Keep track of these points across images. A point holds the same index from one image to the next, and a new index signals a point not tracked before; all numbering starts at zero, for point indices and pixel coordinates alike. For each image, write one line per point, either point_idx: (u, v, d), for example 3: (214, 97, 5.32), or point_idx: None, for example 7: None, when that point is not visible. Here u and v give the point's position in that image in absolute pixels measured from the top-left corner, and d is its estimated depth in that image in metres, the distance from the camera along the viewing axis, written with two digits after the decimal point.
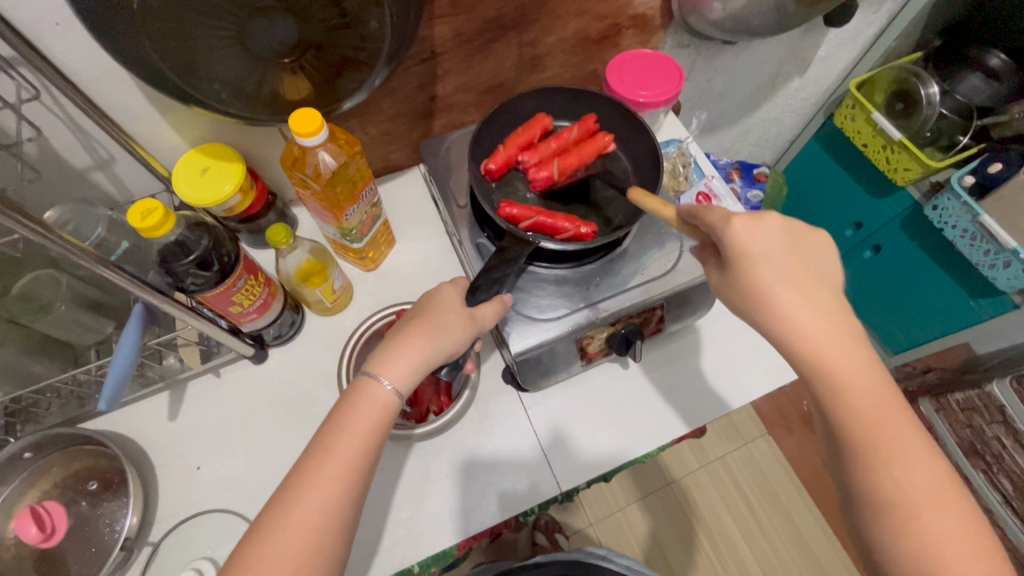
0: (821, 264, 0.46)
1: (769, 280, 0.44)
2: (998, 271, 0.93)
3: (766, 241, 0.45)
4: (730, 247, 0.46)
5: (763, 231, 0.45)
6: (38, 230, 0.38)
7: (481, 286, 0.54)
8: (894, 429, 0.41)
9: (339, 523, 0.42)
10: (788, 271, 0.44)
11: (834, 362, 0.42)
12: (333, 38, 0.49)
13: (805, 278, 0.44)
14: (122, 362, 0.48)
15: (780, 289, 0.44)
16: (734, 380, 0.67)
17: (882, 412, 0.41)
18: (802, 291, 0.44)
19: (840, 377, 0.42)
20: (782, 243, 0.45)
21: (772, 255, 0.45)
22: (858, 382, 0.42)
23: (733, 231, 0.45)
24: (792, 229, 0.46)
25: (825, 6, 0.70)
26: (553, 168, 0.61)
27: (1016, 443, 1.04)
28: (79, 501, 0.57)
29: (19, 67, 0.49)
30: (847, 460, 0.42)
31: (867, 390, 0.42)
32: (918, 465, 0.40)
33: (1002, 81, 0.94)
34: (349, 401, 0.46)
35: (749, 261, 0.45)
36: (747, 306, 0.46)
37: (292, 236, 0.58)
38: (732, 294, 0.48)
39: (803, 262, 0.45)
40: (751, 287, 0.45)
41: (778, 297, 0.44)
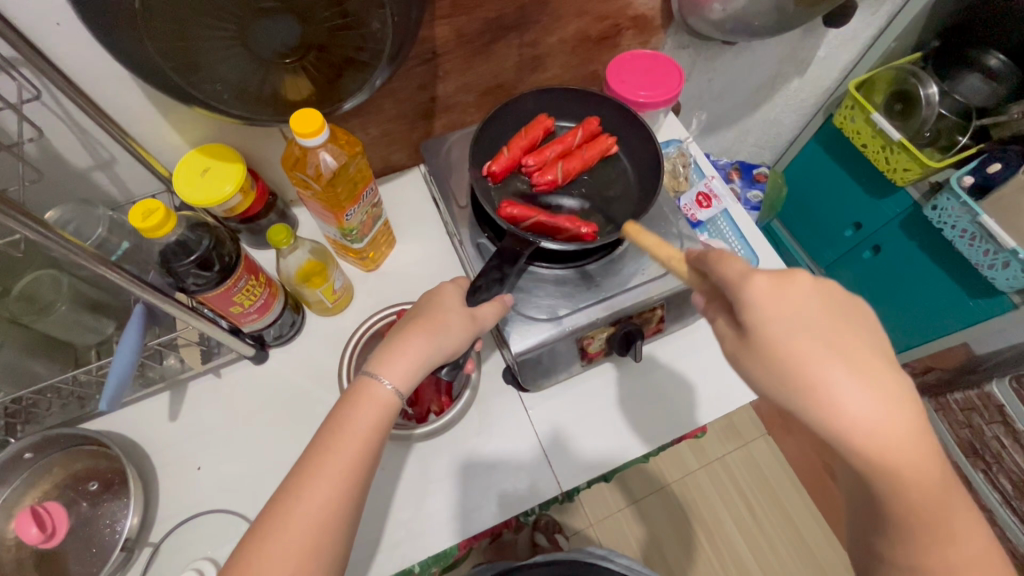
0: (866, 327, 0.37)
1: (818, 359, 0.35)
2: (998, 271, 0.93)
3: (802, 307, 0.36)
4: (760, 314, 0.36)
5: (794, 293, 0.37)
6: (38, 230, 0.38)
7: (481, 286, 0.54)
8: (945, 507, 0.36)
9: (339, 524, 0.42)
10: (835, 346, 0.35)
11: (903, 458, 0.34)
12: (335, 39, 0.49)
13: (857, 353, 0.35)
14: (123, 363, 0.48)
15: (833, 371, 0.34)
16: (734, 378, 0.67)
17: (941, 496, 0.36)
18: (862, 372, 0.34)
19: (905, 472, 0.34)
20: (819, 307, 0.36)
21: (812, 325, 0.36)
22: (925, 474, 0.35)
23: (762, 295, 0.36)
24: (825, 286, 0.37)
25: (825, 7, 0.70)
26: (557, 172, 0.63)
27: (1016, 443, 1.05)
28: (80, 501, 0.57)
29: (21, 68, 0.49)
30: (893, 537, 0.38)
31: (930, 480, 0.35)
32: (963, 532, 0.37)
33: (1001, 81, 0.94)
34: (349, 402, 0.46)
35: (789, 336, 0.36)
36: (787, 392, 0.36)
37: (292, 236, 0.58)
38: (756, 368, 0.38)
39: (845, 328, 0.36)
40: (794, 368, 0.35)
41: (830, 382, 0.34)
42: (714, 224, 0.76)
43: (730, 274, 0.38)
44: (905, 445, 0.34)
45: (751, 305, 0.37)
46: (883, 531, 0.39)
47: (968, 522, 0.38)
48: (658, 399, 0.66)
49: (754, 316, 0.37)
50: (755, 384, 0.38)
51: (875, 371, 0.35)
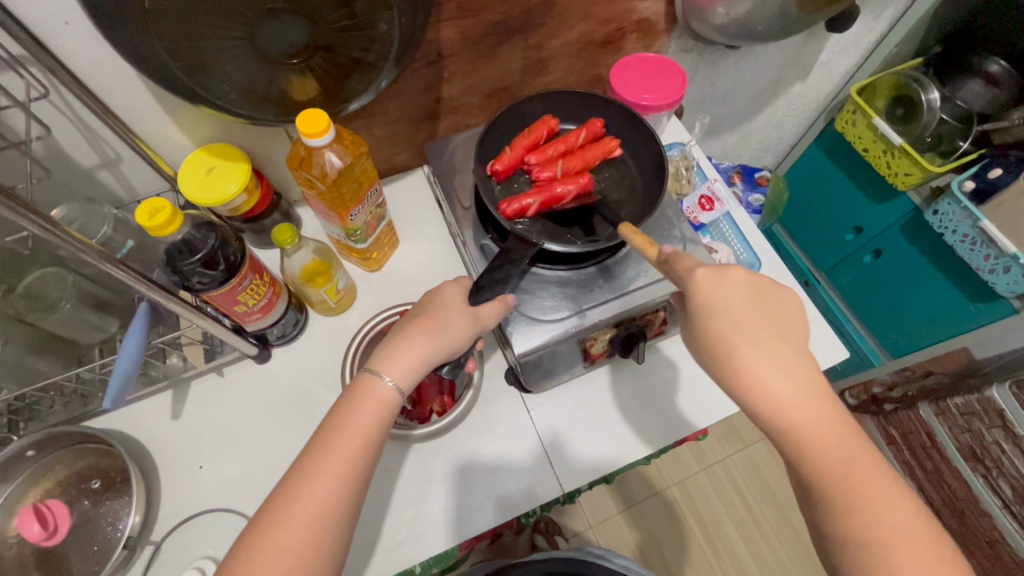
0: (783, 316, 0.46)
1: (731, 335, 0.45)
2: (998, 276, 0.93)
3: (729, 298, 0.45)
4: (696, 299, 0.46)
5: (726, 285, 0.46)
6: (45, 226, 0.38)
7: (485, 286, 0.54)
8: (857, 474, 0.41)
9: (341, 521, 0.42)
10: (751, 329, 0.45)
11: (796, 417, 0.42)
12: (341, 40, 0.49)
13: (767, 334, 0.45)
14: (127, 360, 0.49)
15: (742, 345, 0.44)
16: None
17: (848, 460, 0.42)
18: (767, 348, 0.44)
19: (804, 432, 0.42)
20: (745, 297, 0.45)
21: (733, 311, 0.45)
22: (824, 437, 0.42)
23: (697, 285, 0.45)
24: (757, 282, 0.46)
25: (829, 12, 0.70)
26: (557, 168, 0.62)
27: (1016, 448, 1.04)
28: (82, 499, 0.57)
29: (29, 66, 0.49)
30: (817, 504, 0.43)
31: (831, 441, 0.42)
32: (888, 504, 0.41)
33: (1002, 87, 0.94)
34: (350, 397, 0.46)
35: (712, 317, 0.45)
36: (711, 361, 0.46)
37: (297, 236, 0.58)
38: (698, 348, 0.48)
39: (764, 315, 0.45)
40: (714, 342, 0.45)
41: (740, 354, 0.44)
42: (717, 227, 0.76)
43: (680, 269, 0.47)
44: (802, 408, 0.42)
45: (689, 292, 0.46)
46: (812, 497, 0.43)
47: (893, 494, 0.41)
48: (658, 402, 0.66)
49: (691, 303, 0.47)
50: (697, 357, 0.48)
51: (779, 349, 0.44)
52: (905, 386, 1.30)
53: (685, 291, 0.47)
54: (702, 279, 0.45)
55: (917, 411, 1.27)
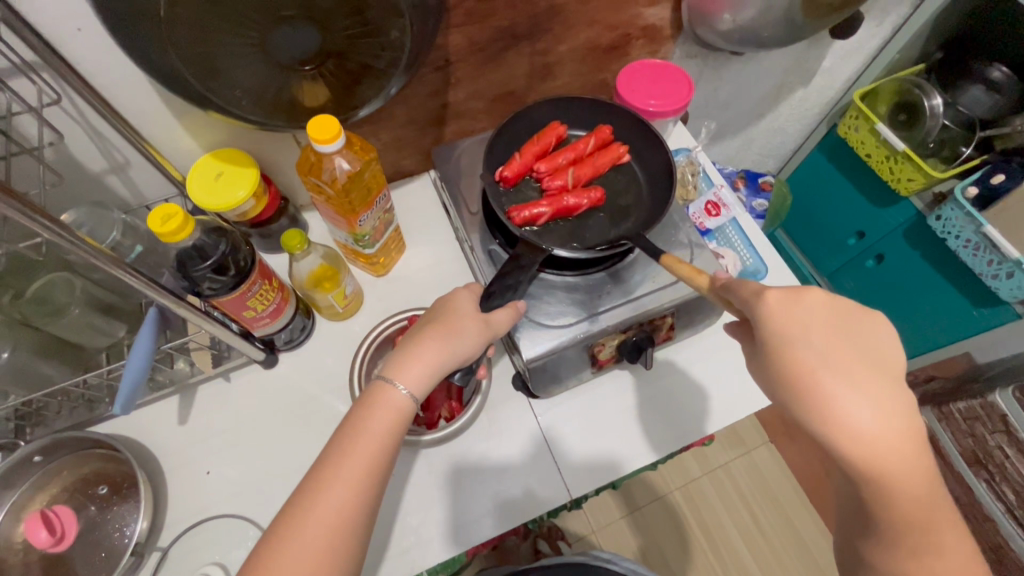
0: (872, 346, 0.41)
1: (814, 367, 0.40)
2: (1002, 282, 0.94)
3: (806, 324, 0.41)
4: (769, 327, 0.42)
5: (804, 313, 0.42)
6: (57, 231, 0.38)
7: (496, 292, 0.54)
8: (930, 517, 0.40)
9: (354, 529, 0.42)
10: (835, 358, 0.40)
11: (889, 461, 0.38)
12: (353, 47, 0.49)
13: (857, 366, 0.40)
14: (137, 366, 0.49)
15: (828, 380, 0.39)
16: (744, 391, 0.67)
17: (926, 503, 0.39)
18: (858, 384, 0.39)
19: (893, 479, 0.39)
20: (825, 324, 0.41)
21: (815, 342, 0.41)
22: (911, 484, 0.39)
23: (771, 311, 0.42)
24: (837, 308, 0.42)
25: (834, 18, 0.71)
26: (567, 177, 0.62)
27: (1019, 453, 1.05)
28: (88, 505, 0.56)
29: (41, 72, 0.49)
30: (878, 543, 0.42)
31: (914, 487, 0.39)
32: (947, 543, 0.41)
33: (1003, 92, 0.94)
34: (364, 405, 0.46)
35: (789, 345, 0.41)
36: (785, 391, 0.42)
37: (306, 241, 0.58)
38: (770, 379, 0.43)
39: (849, 346, 0.41)
40: (791, 372, 0.41)
41: (827, 390, 0.39)
42: (723, 232, 0.76)
43: (747, 294, 0.44)
44: (893, 452, 0.38)
45: (763, 318, 0.43)
46: (873, 533, 0.42)
47: (951, 532, 0.41)
48: (663, 408, 0.66)
49: (765, 329, 0.42)
50: (768, 387, 0.44)
51: (872, 384, 0.39)
52: (908, 390, 1.30)
53: (756, 318, 0.43)
54: (773, 304, 0.42)
55: None
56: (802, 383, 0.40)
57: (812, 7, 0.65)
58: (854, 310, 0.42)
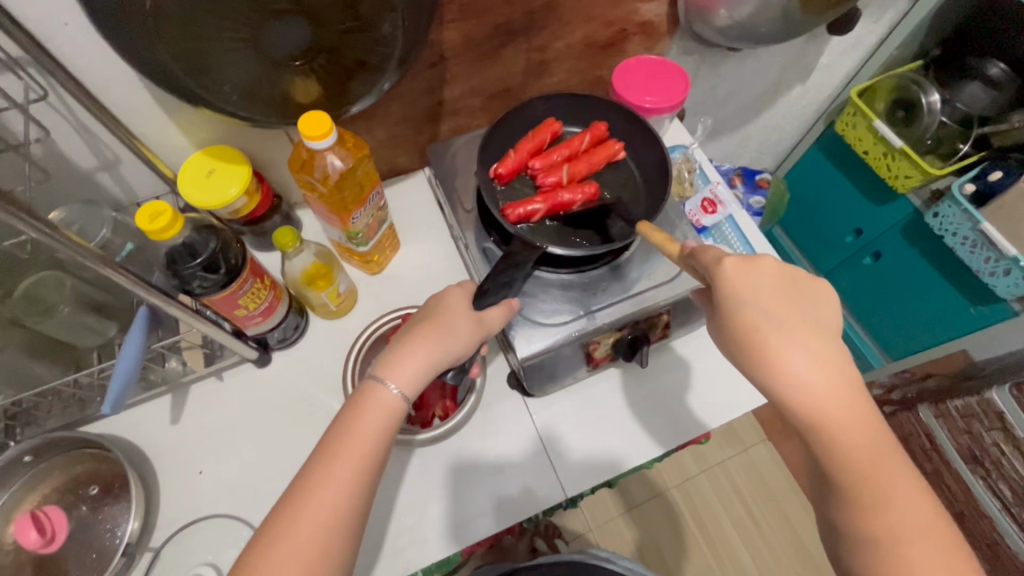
0: (818, 309, 0.44)
1: (759, 324, 0.43)
2: (999, 279, 0.94)
3: (756, 285, 0.44)
4: (721, 289, 0.44)
5: (756, 276, 0.44)
6: (43, 229, 0.37)
7: (490, 290, 0.53)
8: (882, 475, 0.40)
9: (345, 530, 0.42)
10: (780, 317, 0.43)
11: (828, 409, 0.40)
12: (346, 42, 0.49)
13: (798, 323, 0.42)
14: (126, 365, 0.48)
15: (772, 335, 0.42)
16: (741, 389, 0.66)
17: (874, 459, 0.40)
18: (798, 338, 0.42)
19: (834, 428, 0.40)
20: (774, 287, 0.44)
21: (762, 301, 0.43)
22: (852, 433, 0.40)
23: (726, 273, 0.44)
24: (789, 273, 0.45)
25: (832, 14, 0.70)
26: (562, 173, 0.62)
27: (1016, 450, 1.04)
28: (79, 505, 0.56)
29: (28, 68, 0.48)
30: (835, 504, 0.42)
31: (860, 440, 0.40)
32: (910, 507, 0.39)
33: (1002, 89, 0.94)
34: (354, 405, 0.46)
35: (738, 304, 0.44)
36: (738, 349, 0.44)
37: (298, 239, 0.57)
38: (726, 341, 0.46)
39: (796, 307, 0.43)
40: (741, 329, 0.43)
41: (770, 343, 0.42)
42: (719, 229, 0.75)
43: (708, 259, 0.46)
44: (830, 401, 0.40)
45: (717, 280, 0.45)
46: (829, 494, 0.42)
47: (916, 497, 0.40)
48: (660, 406, 0.66)
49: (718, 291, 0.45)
50: (725, 349, 0.46)
51: (811, 339, 0.42)
52: (904, 387, 1.29)
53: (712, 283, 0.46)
54: (727, 267, 0.44)
55: (916, 414, 1.25)
56: (748, 338, 0.43)
57: (809, 3, 0.65)
58: (807, 278, 0.45)
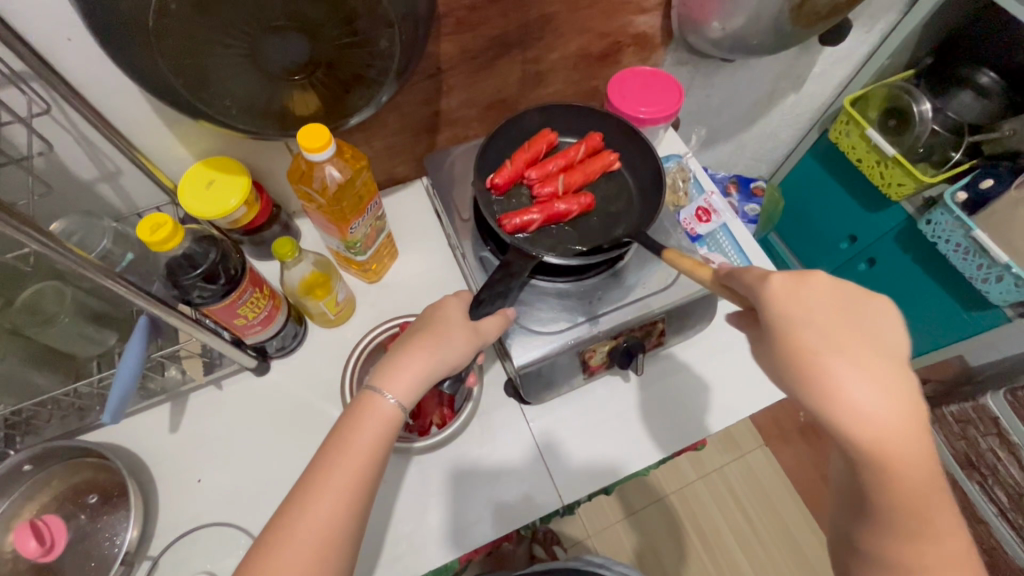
0: (883, 331, 0.38)
1: (819, 349, 0.37)
2: (991, 285, 0.94)
3: (810, 306, 0.39)
4: (771, 310, 0.40)
5: (809, 294, 0.39)
6: (45, 242, 0.38)
7: (486, 299, 0.53)
8: (929, 509, 0.38)
9: (344, 538, 0.42)
10: (841, 342, 0.37)
11: (895, 449, 0.35)
12: (343, 56, 0.49)
13: (865, 349, 0.37)
14: (126, 375, 0.48)
15: (836, 364, 0.36)
16: (737, 396, 0.67)
17: (927, 494, 0.37)
18: (869, 368, 0.36)
19: (899, 468, 0.36)
20: (831, 307, 0.39)
21: (819, 324, 0.38)
22: (915, 472, 0.36)
23: (772, 292, 0.40)
24: (846, 291, 0.39)
25: (822, 26, 0.71)
26: (558, 183, 0.63)
27: (1011, 455, 1.07)
28: (79, 514, 0.56)
29: (30, 82, 0.49)
30: (870, 533, 0.40)
31: (918, 480, 0.36)
32: (946, 535, 0.39)
33: (991, 98, 0.95)
34: (353, 416, 0.46)
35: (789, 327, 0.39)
36: (787, 376, 0.39)
37: (297, 249, 0.58)
38: (773, 365, 0.40)
39: (858, 330, 0.38)
40: (795, 355, 0.38)
41: (833, 373, 0.36)
42: (714, 237, 0.76)
43: (749, 279, 0.42)
44: (900, 440, 0.35)
45: (763, 300, 0.41)
46: (867, 524, 0.40)
47: (950, 524, 0.39)
48: (658, 412, 0.66)
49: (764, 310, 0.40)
50: (771, 373, 0.41)
51: (881, 369, 0.36)
52: None
53: (758, 302, 0.41)
54: (775, 286, 0.40)
55: None
56: (805, 366, 0.37)
57: (800, 15, 0.66)
58: (867, 295, 0.39)
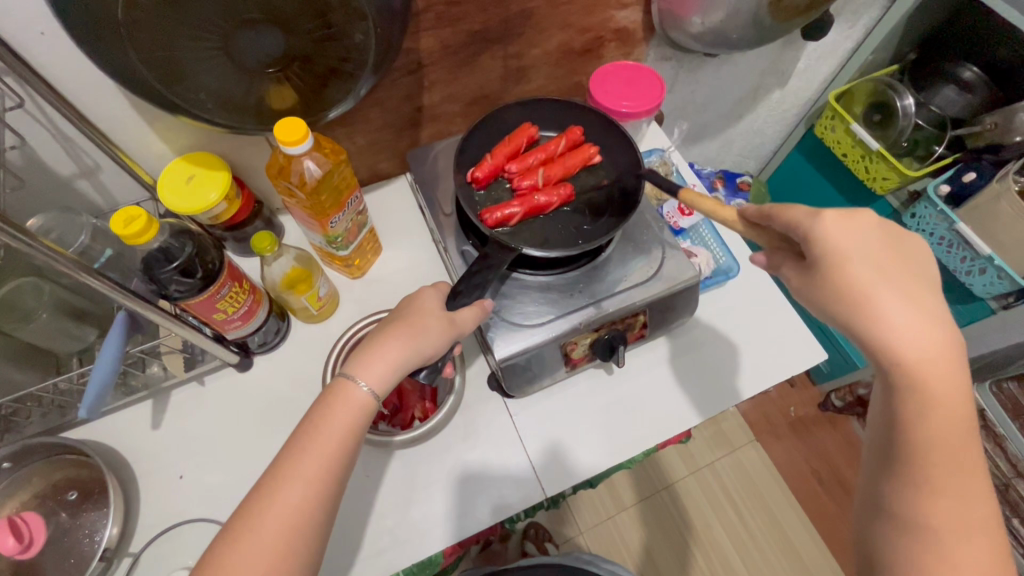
0: (922, 270, 0.39)
1: (868, 278, 0.38)
2: (974, 278, 0.95)
3: (861, 242, 0.38)
4: (817, 243, 0.39)
5: (859, 229, 0.39)
6: (20, 239, 0.38)
7: (463, 291, 0.54)
8: (957, 457, 0.37)
9: (313, 527, 0.42)
10: (888, 273, 0.38)
11: (928, 376, 0.36)
12: (318, 49, 0.50)
13: (906, 280, 0.38)
14: (104, 370, 0.48)
15: (881, 289, 0.37)
16: (747, 372, 0.68)
17: (956, 434, 0.37)
18: (912, 298, 0.37)
19: (931, 397, 0.36)
20: (880, 245, 0.39)
21: (869, 256, 0.38)
22: (948, 405, 0.36)
23: (824, 226, 0.39)
24: (890, 231, 0.40)
25: (801, 21, 0.72)
26: (537, 176, 0.63)
27: (998, 447, 1.10)
28: (58, 511, 0.56)
29: (4, 76, 0.49)
30: (894, 485, 0.39)
31: (948, 418, 0.37)
32: (969, 492, 0.37)
33: (975, 93, 0.96)
34: (325, 402, 0.46)
35: (843, 257, 0.38)
36: (830, 305, 0.39)
37: (277, 244, 0.58)
38: (816, 297, 0.40)
39: (901, 265, 0.38)
40: (845, 284, 0.38)
41: (878, 299, 0.37)
42: (696, 232, 0.78)
43: (792, 217, 0.41)
44: (936, 368, 0.36)
45: (812, 235, 0.39)
46: (891, 473, 0.39)
47: (976, 483, 0.38)
48: (683, 388, 0.67)
49: (810, 247, 0.40)
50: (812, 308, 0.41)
51: (922, 298, 0.37)
52: None
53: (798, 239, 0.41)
54: (828, 222, 0.39)
55: None
56: (851, 295, 0.38)
57: (778, 9, 0.66)
58: (905, 234, 0.40)
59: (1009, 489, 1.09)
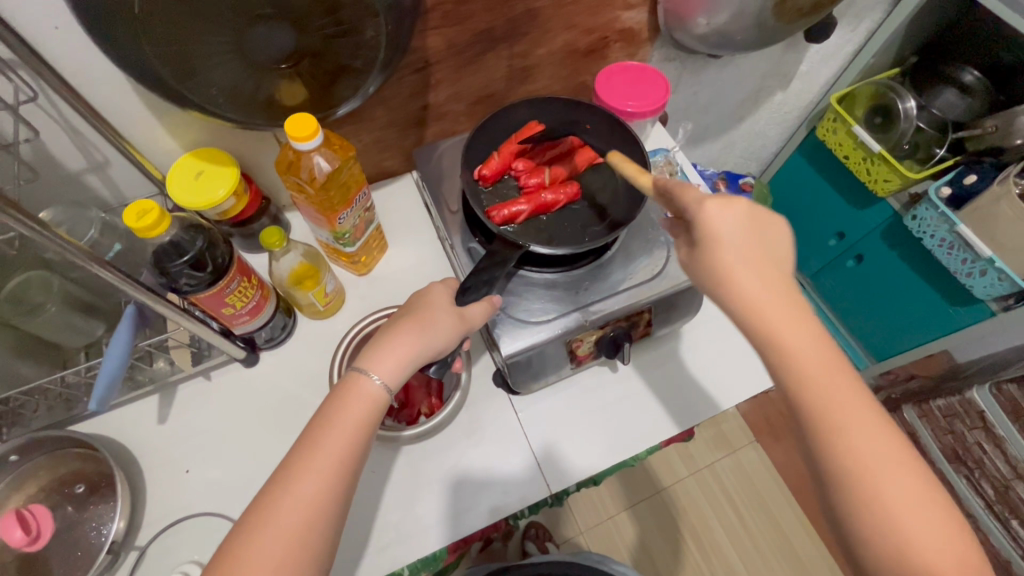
0: (776, 248, 0.46)
1: (731, 258, 0.44)
2: (975, 280, 0.97)
3: (727, 225, 0.45)
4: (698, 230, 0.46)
5: (727, 215, 0.45)
6: (34, 227, 0.38)
7: (471, 287, 0.54)
8: (846, 400, 0.40)
9: (326, 520, 0.42)
10: (748, 251, 0.45)
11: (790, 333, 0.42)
12: (329, 46, 0.50)
13: (760, 256, 0.45)
14: (113, 363, 0.49)
15: (740, 267, 0.44)
16: (717, 384, 0.68)
17: (836, 379, 0.41)
18: (762, 272, 0.44)
19: (796, 351, 0.42)
20: (743, 227, 0.45)
21: (734, 238, 0.45)
22: (814, 355, 0.42)
23: (703, 214, 0.45)
24: (757, 213, 0.45)
25: (805, 23, 0.72)
26: (544, 175, 0.64)
27: (996, 448, 1.11)
28: (65, 504, 0.56)
29: (18, 70, 0.49)
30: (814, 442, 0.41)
31: (821, 366, 0.41)
32: (876, 432, 0.40)
33: (975, 97, 0.98)
34: (339, 397, 0.47)
35: (715, 242, 0.45)
36: (709, 289, 0.46)
37: (285, 239, 0.58)
38: (701, 276, 0.47)
39: (759, 241, 0.45)
40: (715, 266, 0.45)
41: (736, 275, 0.44)
42: None
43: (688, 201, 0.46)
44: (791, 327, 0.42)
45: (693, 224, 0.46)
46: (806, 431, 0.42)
47: (880, 423, 0.40)
48: (676, 385, 0.68)
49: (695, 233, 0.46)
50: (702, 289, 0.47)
51: (771, 271, 0.44)
52: (890, 388, 1.34)
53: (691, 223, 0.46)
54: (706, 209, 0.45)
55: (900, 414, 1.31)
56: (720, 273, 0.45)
57: (783, 11, 0.67)
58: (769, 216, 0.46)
59: (1008, 490, 1.09)
